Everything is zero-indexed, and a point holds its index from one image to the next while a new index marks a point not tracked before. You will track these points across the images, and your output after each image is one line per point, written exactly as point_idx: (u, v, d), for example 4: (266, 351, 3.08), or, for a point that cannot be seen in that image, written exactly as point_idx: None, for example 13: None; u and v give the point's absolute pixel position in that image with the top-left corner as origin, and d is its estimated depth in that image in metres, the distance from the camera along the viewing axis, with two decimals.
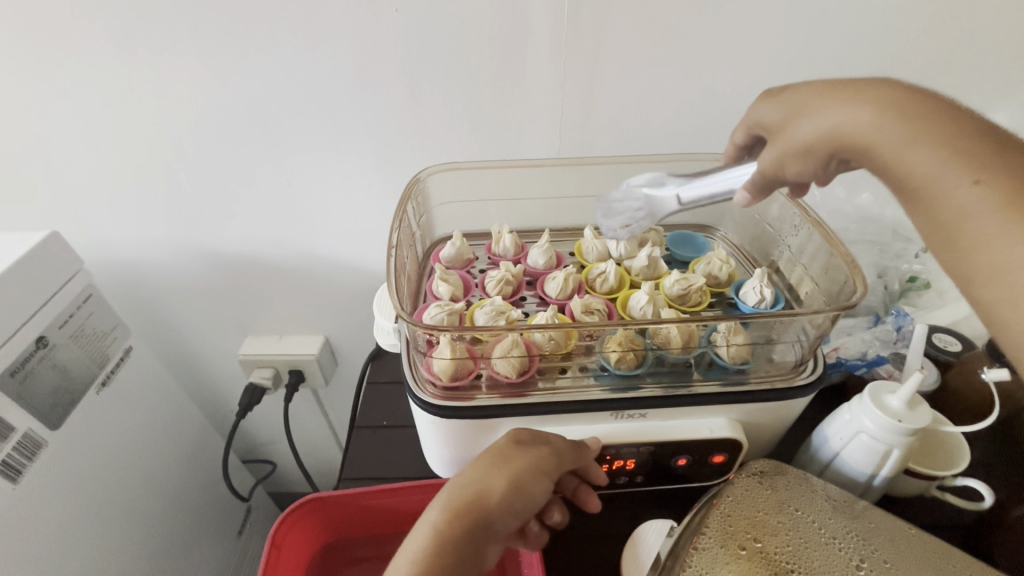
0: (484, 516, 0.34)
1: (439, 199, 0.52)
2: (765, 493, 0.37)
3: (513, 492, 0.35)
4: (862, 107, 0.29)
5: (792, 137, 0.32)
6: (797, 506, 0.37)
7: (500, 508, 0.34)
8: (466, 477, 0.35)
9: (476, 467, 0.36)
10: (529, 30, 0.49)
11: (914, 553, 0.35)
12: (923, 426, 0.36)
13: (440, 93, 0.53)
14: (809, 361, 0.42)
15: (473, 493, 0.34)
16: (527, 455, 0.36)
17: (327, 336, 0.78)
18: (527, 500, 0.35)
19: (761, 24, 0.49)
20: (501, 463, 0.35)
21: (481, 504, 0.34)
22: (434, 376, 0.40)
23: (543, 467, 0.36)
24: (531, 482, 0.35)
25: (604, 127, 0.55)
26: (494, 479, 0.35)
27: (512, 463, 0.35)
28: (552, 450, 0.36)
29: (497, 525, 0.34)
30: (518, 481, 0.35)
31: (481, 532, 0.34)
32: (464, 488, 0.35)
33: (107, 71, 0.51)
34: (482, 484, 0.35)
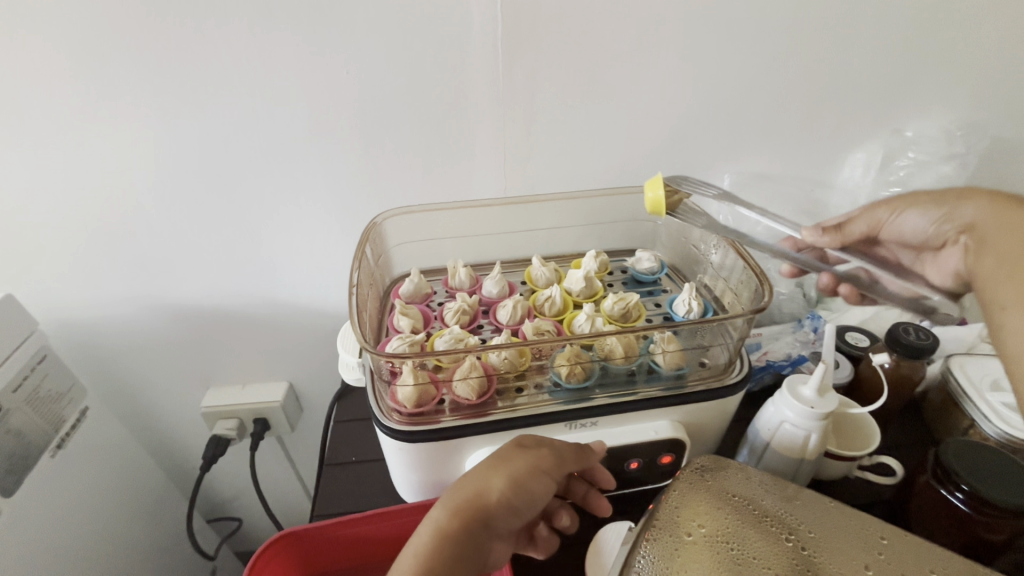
0: (483, 513, 0.36)
1: (396, 240, 0.56)
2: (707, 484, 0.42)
3: (513, 490, 0.37)
4: (983, 202, 0.42)
5: (900, 223, 0.47)
6: (735, 493, 0.41)
7: (500, 505, 0.37)
8: (468, 479, 0.38)
9: (478, 469, 0.38)
10: (470, 85, 0.55)
11: (834, 522, 0.39)
12: (831, 410, 0.42)
13: (392, 144, 0.58)
14: (737, 362, 0.47)
15: (473, 492, 0.37)
16: (530, 455, 0.39)
17: (291, 381, 0.78)
18: (525, 497, 0.37)
19: (668, 73, 0.57)
20: (501, 464, 0.38)
21: (481, 502, 0.36)
22: (399, 404, 0.43)
23: (543, 466, 0.38)
24: (531, 479, 0.37)
25: (543, 167, 0.61)
26: (494, 478, 0.37)
27: (511, 463, 0.38)
28: (551, 452, 0.39)
29: (495, 521, 0.37)
30: (517, 478, 0.37)
31: (482, 527, 0.36)
32: (465, 488, 0.37)
33: (69, 135, 0.53)
34: (482, 482, 0.37)
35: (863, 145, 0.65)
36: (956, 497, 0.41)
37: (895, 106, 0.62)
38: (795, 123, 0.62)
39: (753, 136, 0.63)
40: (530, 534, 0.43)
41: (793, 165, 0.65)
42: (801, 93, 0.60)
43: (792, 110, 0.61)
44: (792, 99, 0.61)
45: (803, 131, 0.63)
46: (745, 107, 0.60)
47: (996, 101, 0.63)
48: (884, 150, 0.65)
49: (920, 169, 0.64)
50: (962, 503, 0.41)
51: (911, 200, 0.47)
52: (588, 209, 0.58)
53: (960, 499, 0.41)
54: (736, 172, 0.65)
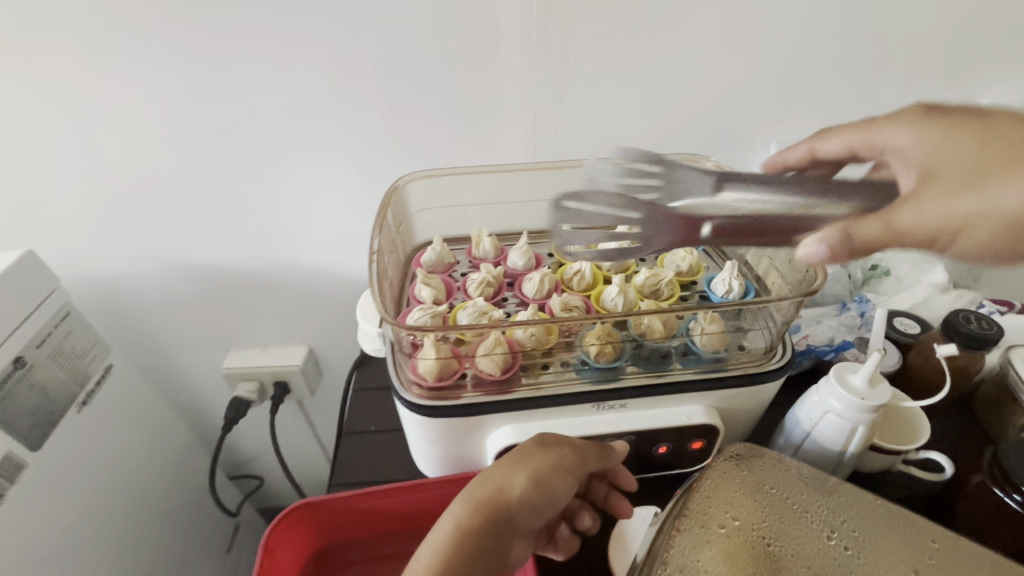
0: (506, 509, 0.35)
1: (417, 206, 0.53)
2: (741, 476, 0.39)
3: (536, 487, 0.36)
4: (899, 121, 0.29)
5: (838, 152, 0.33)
6: (771, 486, 0.39)
7: (523, 502, 0.35)
8: (488, 474, 0.36)
9: (498, 465, 0.37)
10: (501, 39, 0.51)
11: (880, 523, 0.37)
12: (883, 402, 0.39)
13: (413, 103, 0.55)
14: (779, 347, 0.44)
15: (496, 487, 0.35)
16: (556, 451, 0.37)
17: (311, 346, 0.78)
18: (548, 496, 0.36)
19: (719, 29, 0.52)
20: (523, 460, 0.37)
21: (503, 498, 0.35)
22: (419, 378, 0.41)
23: (566, 464, 0.37)
24: (554, 477, 0.36)
25: (576, 130, 0.57)
26: (517, 474, 0.36)
27: (534, 460, 0.37)
28: (574, 450, 0.38)
29: (518, 518, 0.35)
30: (540, 476, 0.36)
31: (504, 525, 0.35)
32: (485, 484, 0.36)
33: (81, 86, 0.51)
34: (503, 478, 0.36)
35: None
36: (1012, 498, 0.38)
37: (970, 70, 0.56)
38: (854, 88, 0.57)
39: (807, 101, 0.57)
40: (551, 536, 0.42)
41: None
42: (866, 53, 0.54)
43: (853, 73, 0.56)
44: (855, 59, 0.55)
45: (862, 97, 0.57)
46: (802, 68, 0.55)
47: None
48: None
49: None
50: (1017, 505, 0.38)
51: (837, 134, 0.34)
52: None
53: (1016, 501, 0.38)
54: (784, 141, 0.60)
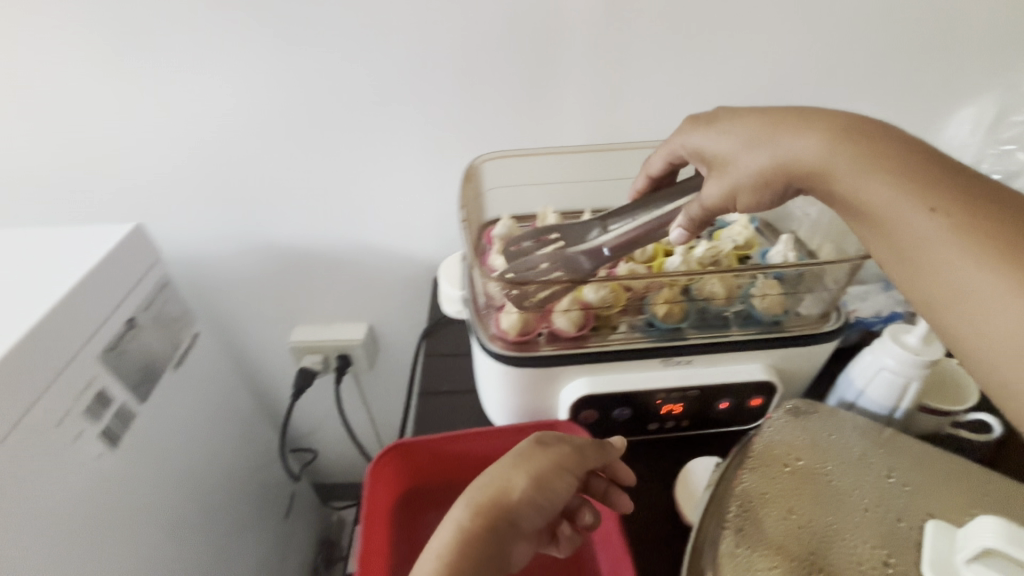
0: (506, 511, 0.37)
1: (490, 184, 0.57)
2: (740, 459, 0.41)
3: (536, 487, 0.38)
4: (808, 136, 0.34)
5: (738, 170, 0.37)
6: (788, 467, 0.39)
7: (523, 503, 0.38)
8: (489, 477, 0.39)
9: (501, 466, 0.40)
10: (569, 30, 0.56)
11: (936, 466, 0.40)
12: (937, 358, 0.42)
13: (484, 90, 0.59)
14: (833, 313, 0.48)
15: (497, 490, 0.38)
16: (553, 452, 0.40)
17: (371, 323, 0.83)
18: (551, 496, 0.39)
19: (773, 19, 0.55)
20: (523, 462, 0.39)
21: (505, 501, 0.38)
22: (502, 332, 0.45)
23: (565, 463, 0.40)
24: (553, 476, 0.39)
25: (633, 116, 0.61)
26: (517, 477, 0.39)
27: (535, 462, 0.39)
28: (573, 448, 0.41)
29: (520, 519, 0.37)
30: (540, 477, 0.39)
31: (506, 526, 0.37)
32: (487, 486, 0.38)
33: (193, 75, 0.58)
34: (504, 481, 0.38)
35: (975, 101, 0.61)
36: None
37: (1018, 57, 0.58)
38: (902, 76, 0.59)
39: (856, 88, 0.60)
40: (553, 532, 0.41)
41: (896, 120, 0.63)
42: (914, 41, 0.57)
43: (901, 61, 0.58)
44: (903, 47, 0.58)
45: (910, 84, 0.60)
46: (852, 56, 0.58)
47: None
48: (999, 105, 0.61)
49: None
50: None
51: (763, 124, 0.36)
52: None
53: None
54: None
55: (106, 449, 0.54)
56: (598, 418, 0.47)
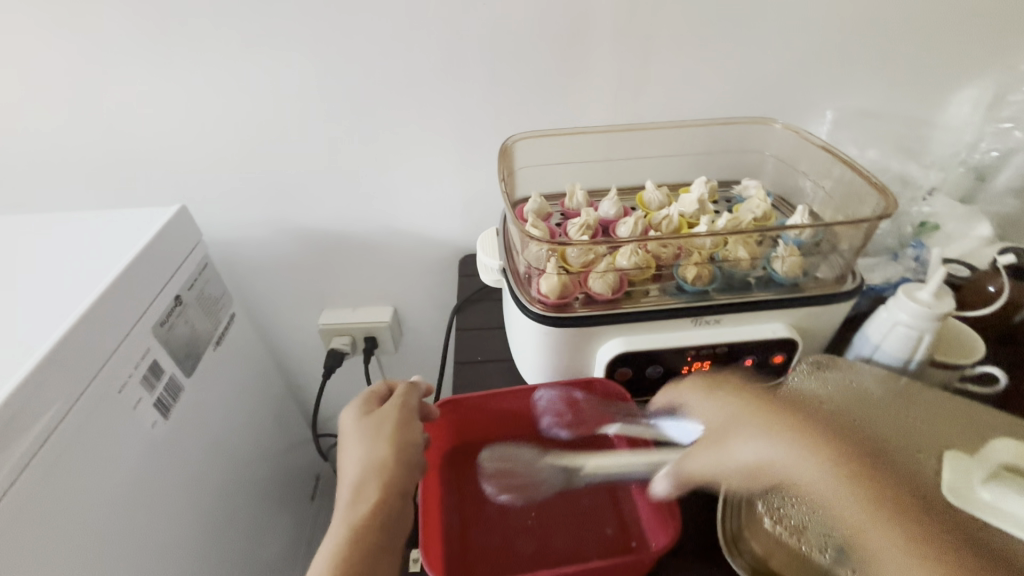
0: (388, 486, 0.41)
1: (521, 163, 0.60)
2: (733, 420, 0.44)
3: (399, 453, 0.43)
4: None
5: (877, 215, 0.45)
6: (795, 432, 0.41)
7: (396, 473, 0.42)
8: (359, 467, 0.42)
9: (360, 447, 0.44)
10: (596, 17, 0.59)
11: (949, 409, 0.43)
12: (949, 310, 0.45)
13: (515, 74, 0.63)
14: (849, 275, 0.51)
15: (375, 478, 0.42)
16: (390, 424, 0.45)
17: (396, 306, 0.86)
18: (412, 457, 0.43)
19: (786, 7, 0.59)
20: (379, 434, 0.44)
21: (379, 480, 0.41)
22: (543, 295, 0.49)
23: (409, 421, 0.45)
24: (405, 435, 0.44)
25: (654, 100, 0.65)
26: (377, 450, 0.43)
27: (394, 432, 0.44)
28: (401, 407, 0.46)
29: (402, 487, 0.42)
30: (399, 440, 0.44)
31: (393, 500, 0.41)
32: (361, 478, 0.42)
33: (236, 62, 0.60)
34: (371, 460, 0.43)
35: (976, 82, 0.65)
36: None
37: (1013, 42, 0.62)
38: (907, 59, 0.63)
39: (863, 71, 0.64)
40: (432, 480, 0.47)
41: (900, 102, 0.66)
42: (918, 27, 0.61)
43: (905, 46, 0.62)
44: (908, 32, 0.61)
45: (914, 66, 0.64)
46: (859, 41, 0.62)
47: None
48: (996, 87, 0.65)
49: None
50: None
51: None
52: (698, 138, 0.61)
53: None
54: (840, 109, 0.66)
55: (160, 418, 0.57)
56: (632, 375, 0.50)
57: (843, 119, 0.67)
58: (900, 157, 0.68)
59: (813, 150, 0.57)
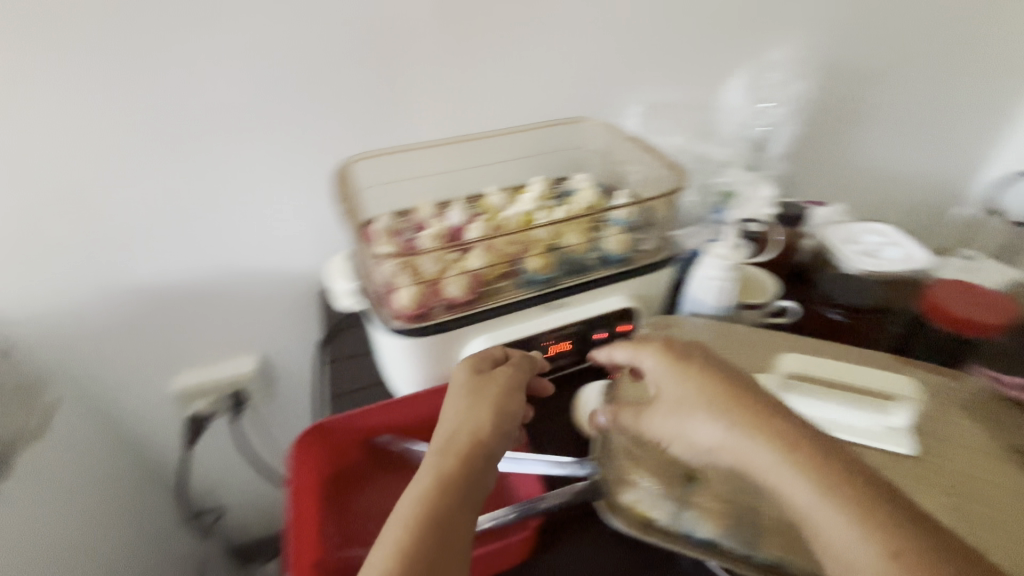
0: (483, 447, 0.40)
1: (365, 184, 0.60)
2: (679, 403, 0.40)
3: (498, 416, 0.42)
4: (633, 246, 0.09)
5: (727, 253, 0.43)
6: (765, 429, 0.37)
7: (494, 434, 0.41)
8: (461, 425, 0.41)
9: (463, 412, 0.42)
10: (412, 40, 0.61)
11: (753, 343, 0.52)
12: (741, 260, 0.54)
13: (345, 96, 0.63)
14: (665, 244, 0.60)
15: (467, 436, 0.40)
16: (495, 385, 0.44)
17: (263, 354, 0.80)
18: (509, 420, 0.43)
19: (579, 20, 0.66)
20: (482, 395, 0.43)
21: (476, 441, 0.40)
22: (402, 308, 0.49)
23: (509, 386, 0.45)
24: (508, 399, 0.44)
25: (484, 111, 0.69)
26: (473, 415, 0.42)
27: (489, 394, 0.43)
28: (511, 371, 0.46)
29: (495, 450, 0.41)
30: (499, 404, 0.43)
31: (486, 459, 0.40)
32: (454, 438, 0.40)
33: (8, 111, 0.53)
34: (468, 423, 0.41)
35: (740, 72, 0.79)
36: None
37: (758, 38, 0.77)
38: (685, 57, 0.74)
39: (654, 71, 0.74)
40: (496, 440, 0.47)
41: (688, 94, 0.78)
42: (686, 30, 0.72)
43: (681, 47, 0.73)
44: (681, 35, 0.72)
45: (692, 62, 0.75)
46: (645, 45, 0.71)
47: (836, 27, 0.79)
48: (755, 75, 0.79)
49: (782, 88, 0.79)
50: None
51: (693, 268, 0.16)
52: (528, 142, 0.66)
53: None
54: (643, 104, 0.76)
55: None
56: None
57: (647, 113, 0.77)
58: (698, 140, 0.80)
59: (622, 142, 0.66)
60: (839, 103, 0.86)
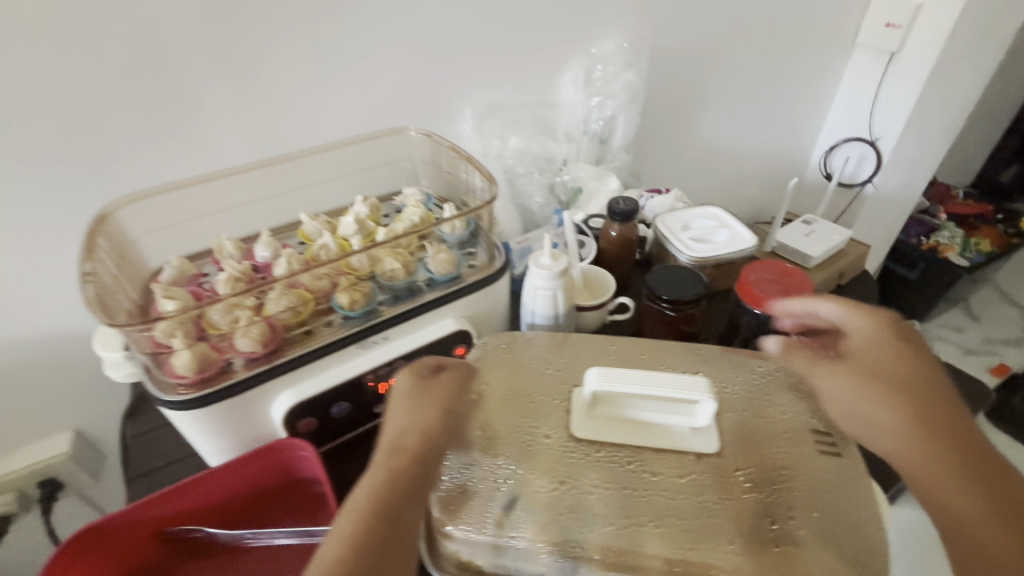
0: (430, 448, 0.36)
1: (139, 232, 0.51)
2: (867, 369, 0.39)
3: (447, 415, 0.39)
4: None
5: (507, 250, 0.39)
6: (896, 396, 0.37)
7: (442, 434, 0.37)
8: (400, 430, 0.37)
9: (407, 413, 0.38)
10: (173, 57, 0.51)
11: (584, 347, 0.49)
12: (564, 266, 0.53)
13: (102, 129, 0.52)
14: (498, 253, 0.55)
15: (417, 435, 0.37)
16: (440, 382, 0.41)
17: (77, 428, 0.68)
18: (458, 419, 0.40)
19: (381, 22, 0.60)
20: (428, 394, 0.39)
21: (426, 439, 0.37)
22: (178, 376, 0.42)
23: (459, 385, 0.41)
24: (456, 398, 0.40)
25: (290, 129, 0.61)
26: (430, 411, 0.38)
27: (435, 393, 0.40)
28: (458, 370, 0.42)
29: (441, 449, 0.37)
30: (447, 402, 0.39)
31: (430, 462, 0.36)
32: (402, 444, 0.36)
33: None
34: (423, 421, 0.38)
35: (571, 66, 0.77)
36: (665, 308, 0.56)
37: (584, 30, 0.75)
38: (509, 54, 0.71)
39: (480, 71, 0.70)
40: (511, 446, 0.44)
41: (521, 91, 0.75)
42: (506, 27, 0.68)
43: (503, 44, 0.70)
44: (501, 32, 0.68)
45: (518, 59, 0.72)
46: (463, 44, 0.67)
47: (659, 15, 0.78)
48: (587, 67, 0.77)
49: (613, 79, 0.78)
50: (669, 310, 0.56)
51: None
52: (343, 159, 0.60)
53: (667, 308, 0.56)
54: (475, 106, 0.72)
55: None
56: (318, 422, 0.47)
57: (480, 115, 0.73)
58: (538, 138, 0.78)
59: (444, 150, 0.60)
60: (673, 88, 0.87)
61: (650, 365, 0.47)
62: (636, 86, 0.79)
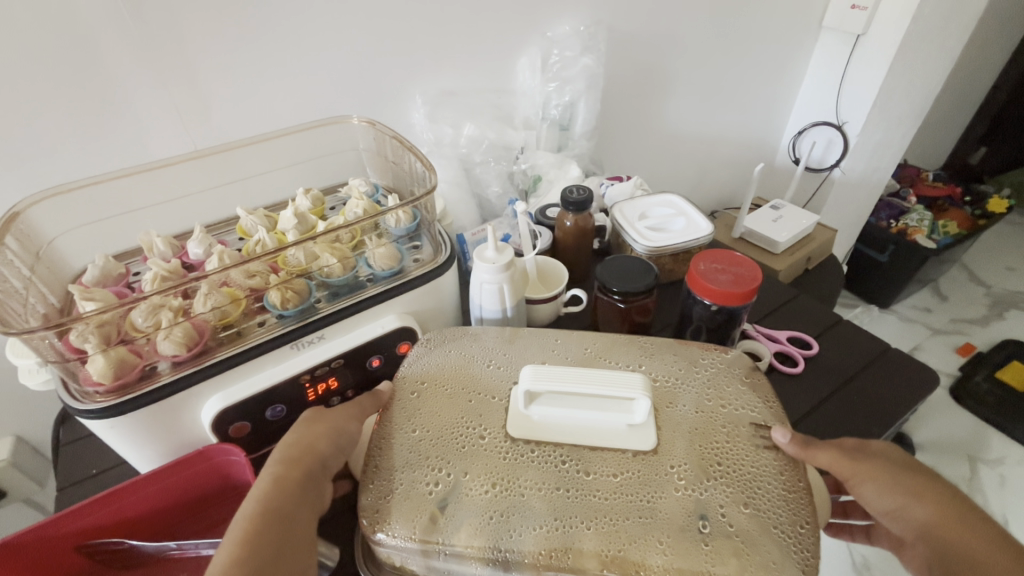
0: (315, 460, 0.38)
1: (59, 230, 0.48)
2: (895, 480, 0.37)
3: (337, 434, 0.40)
4: None
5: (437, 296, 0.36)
6: (931, 498, 0.36)
7: (331, 448, 0.39)
8: (287, 444, 0.39)
9: (297, 429, 0.40)
10: (85, 43, 0.48)
11: (529, 342, 0.48)
12: (509, 259, 0.51)
13: (12, 121, 0.48)
14: (443, 245, 0.54)
15: (304, 445, 0.39)
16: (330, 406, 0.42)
17: (17, 434, 0.65)
18: (349, 438, 0.41)
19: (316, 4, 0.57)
20: (318, 416, 0.41)
21: (311, 450, 0.38)
22: (95, 383, 0.40)
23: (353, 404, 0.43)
24: (347, 419, 0.42)
25: (224, 118, 0.58)
26: (318, 429, 0.40)
27: (326, 414, 0.41)
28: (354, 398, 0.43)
29: (327, 463, 0.39)
30: (337, 423, 0.41)
31: (315, 474, 0.38)
32: (287, 456, 0.38)
33: None
34: (308, 436, 0.39)
35: (525, 50, 0.74)
36: (617, 300, 0.55)
37: (537, 13, 0.72)
38: (459, 39, 0.68)
39: (429, 56, 0.67)
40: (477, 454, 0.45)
41: (474, 77, 0.72)
42: (454, 9, 0.65)
43: (452, 28, 0.67)
44: (448, 16, 0.66)
45: (468, 44, 0.69)
46: (409, 28, 0.64)
47: None
48: (542, 51, 0.75)
49: (570, 64, 0.76)
50: (620, 302, 0.55)
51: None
52: (280, 149, 0.58)
53: (618, 300, 0.55)
54: (426, 93, 0.70)
55: None
56: (252, 426, 0.46)
57: (432, 102, 0.70)
58: (494, 125, 0.76)
59: (387, 139, 0.58)
60: (634, 71, 0.85)
61: (592, 361, 0.46)
62: (593, 71, 0.77)
